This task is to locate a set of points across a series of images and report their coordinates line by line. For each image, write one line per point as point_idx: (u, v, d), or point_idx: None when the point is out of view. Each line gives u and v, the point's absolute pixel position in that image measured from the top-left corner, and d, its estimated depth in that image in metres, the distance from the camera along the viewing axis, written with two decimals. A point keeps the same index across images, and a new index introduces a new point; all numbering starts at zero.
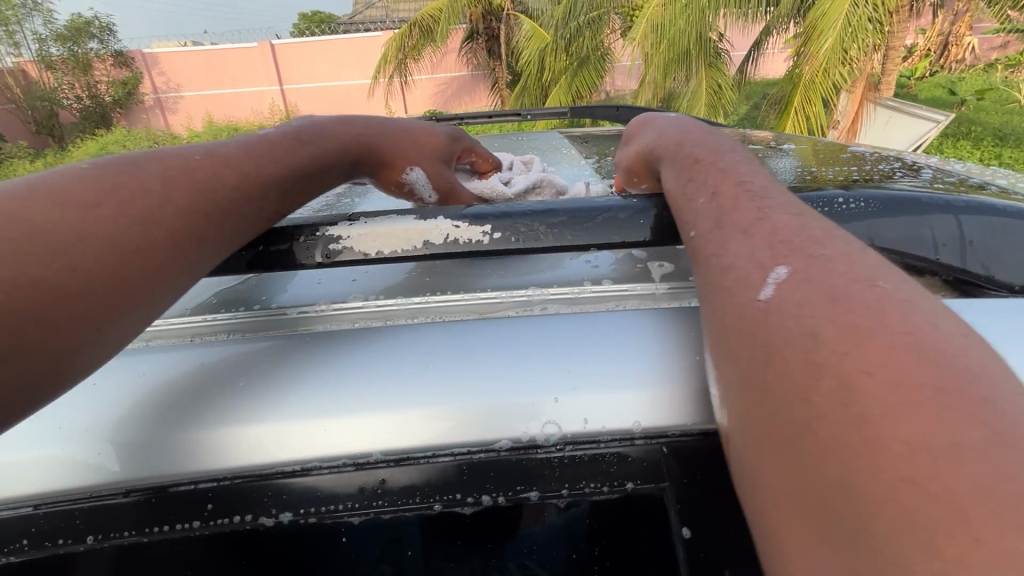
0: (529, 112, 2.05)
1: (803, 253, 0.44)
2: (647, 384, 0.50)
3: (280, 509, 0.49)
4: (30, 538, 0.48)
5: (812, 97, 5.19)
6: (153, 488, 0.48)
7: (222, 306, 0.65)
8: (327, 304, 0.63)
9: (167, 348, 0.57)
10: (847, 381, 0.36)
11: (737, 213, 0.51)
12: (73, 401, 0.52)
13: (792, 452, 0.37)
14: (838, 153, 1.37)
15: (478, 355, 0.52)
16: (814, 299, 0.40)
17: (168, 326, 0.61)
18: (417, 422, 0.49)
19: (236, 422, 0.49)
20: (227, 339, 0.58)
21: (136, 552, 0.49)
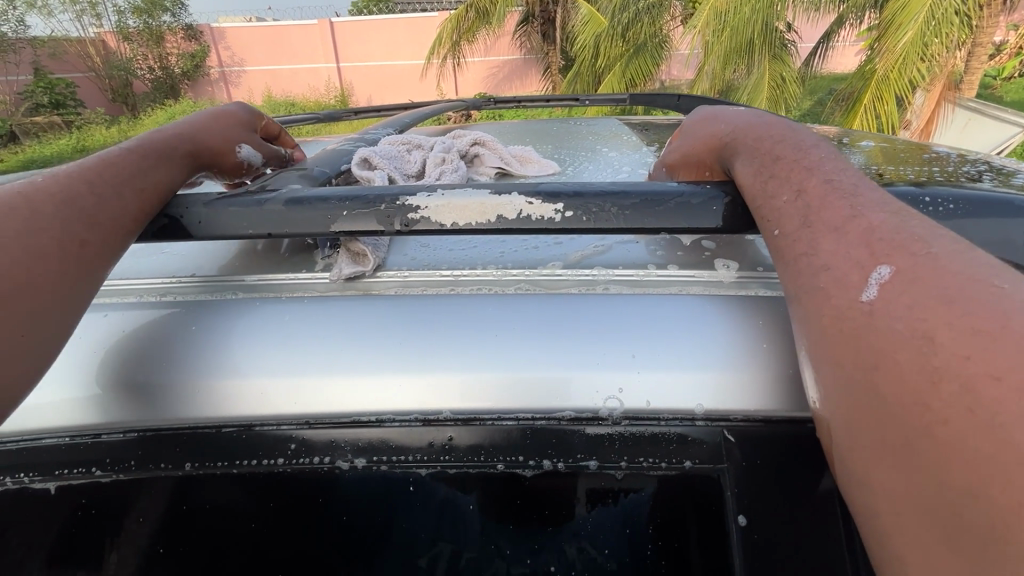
0: (585, 98, 2.04)
1: (908, 252, 0.46)
2: (732, 372, 0.51)
3: (356, 454, 0.53)
4: (137, 460, 0.55)
5: (885, 95, 4.90)
6: (243, 426, 0.54)
7: (303, 266, 0.70)
8: (406, 269, 0.66)
9: (255, 300, 0.62)
10: (969, 384, 0.38)
11: (831, 211, 0.52)
12: (181, 342, 0.58)
13: (910, 454, 0.39)
14: (919, 152, 1.31)
15: (552, 326, 0.55)
16: (932, 303, 0.42)
17: (255, 282, 0.67)
18: (487, 391, 0.52)
19: (317, 375, 0.53)
20: (317, 295, 0.62)
21: (227, 481, 0.55)
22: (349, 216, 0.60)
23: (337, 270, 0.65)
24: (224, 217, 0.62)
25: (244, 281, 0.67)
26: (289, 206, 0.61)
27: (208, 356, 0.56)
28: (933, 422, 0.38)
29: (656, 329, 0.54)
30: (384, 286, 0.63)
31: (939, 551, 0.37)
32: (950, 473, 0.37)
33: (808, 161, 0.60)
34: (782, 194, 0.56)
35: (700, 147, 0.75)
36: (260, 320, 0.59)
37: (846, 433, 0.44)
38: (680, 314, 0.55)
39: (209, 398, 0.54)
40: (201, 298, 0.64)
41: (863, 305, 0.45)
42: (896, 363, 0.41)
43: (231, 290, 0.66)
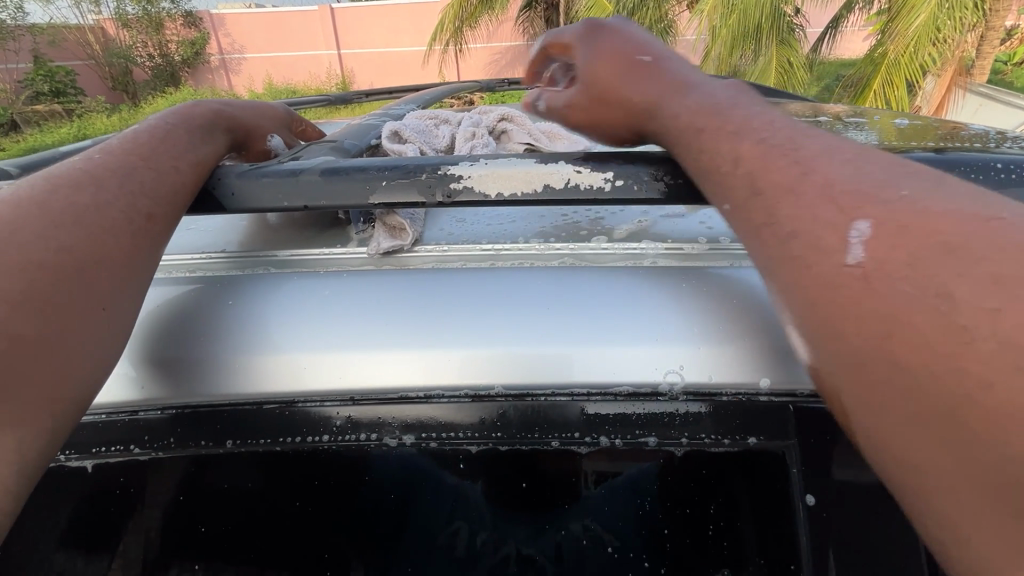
0: (600, 79, 1.99)
1: (880, 200, 0.42)
2: (706, 342, 0.50)
3: (403, 432, 0.53)
4: (176, 437, 0.54)
5: (896, 80, 4.82)
6: (284, 402, 0.53)
7: (338, 243, 0.68)
8: (444, 244, 0.65)
9: (292, 274, 0.61)
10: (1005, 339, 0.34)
11: (777, 170, 0.48)
12: (206, 317, 0.56)
13: (930, 418, 0.37)
14: (953, 129, 1.26)
15: (575, 294, 0.53)
16: (925, 255, 0.38)
17: (288, 257, 0.66)
18: (510, 365, 0.50)
19: (359, 347, 0.52)
20: (360, 267, 0.61)
21: (269, 459, 0.54)
22: (389, 184, 0.57)
23: (371, 246, 0.64)
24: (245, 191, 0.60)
25: (276, 256, 0.67)
26: (326, 176, 0.59)
27: (234, 328, 0.54)
28: (929, 375, 0.36)
29: (658, 298, 0.52)
30: (422, 260, 0.62)
31: (990, 520, 0.35)
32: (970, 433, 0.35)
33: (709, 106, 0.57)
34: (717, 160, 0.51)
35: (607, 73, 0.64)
36: (277, 289, 0.58)
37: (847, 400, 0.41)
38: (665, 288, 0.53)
39: (246, 372, 0.52)
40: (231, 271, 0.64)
41: (853, 270, 0.41)
42: (912, 327, 0.37)
43: (264, 266, 0.65)
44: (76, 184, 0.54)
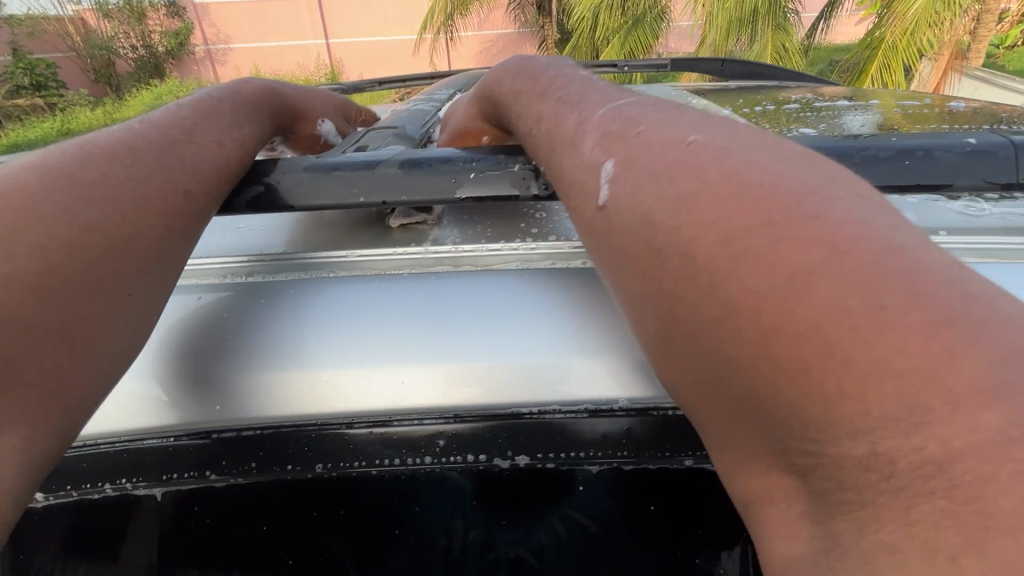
0: (625, 66, 1.94)
1: (625, 138, 0.48)
2: (603, 354, 0.54)
3: (517, 453, 0.60)
4: (258, 462, 0.59)
5: (892, 65, 4.81)
6: (374, 423, 0.57)
7: (414, 239, 0.69)
8: (531, 241, 0.68)
9: (388, 279, 0.63)
10: (687, 255, 0.40)
11: (561, 125, 0.55)
12: (312, 332, 0.56)
13: (671, 324, 0.40)
14: (1008, 117, 1.20)
15: (540, 307, 0.57)
16: (645, 180, 0.44)
17: (366, 260, 0.66)
18: (547, 380, 0.54)
19: (462, 363, 0.54)
20: (443, 270, 0.64)
21: (358, 478, 0.62)
22: (479, 176, 0.53)
23: (458, 249, 0.67)
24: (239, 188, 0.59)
25: (345, 256, 0.67)
26: (408, 168, 0.53)
27: (228, 351, 0.56)
28: (675, 305, 0.40)
29: (602, 303, 0.58)
30: (503, 262, 0.65)
31: (727, 442, 0.40)
32: (702, 344, 0.38)
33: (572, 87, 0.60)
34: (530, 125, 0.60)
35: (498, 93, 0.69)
36: (258, 305, 0.60)
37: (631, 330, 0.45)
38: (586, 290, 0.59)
39: (337, 392, 0.54)
40: (217, 276, 0.66)
41: (598, 207, 0.47)
42: (631, 256, 0.43)
43: (324, 270, 0.65)
44: (113, 163, 0.58)
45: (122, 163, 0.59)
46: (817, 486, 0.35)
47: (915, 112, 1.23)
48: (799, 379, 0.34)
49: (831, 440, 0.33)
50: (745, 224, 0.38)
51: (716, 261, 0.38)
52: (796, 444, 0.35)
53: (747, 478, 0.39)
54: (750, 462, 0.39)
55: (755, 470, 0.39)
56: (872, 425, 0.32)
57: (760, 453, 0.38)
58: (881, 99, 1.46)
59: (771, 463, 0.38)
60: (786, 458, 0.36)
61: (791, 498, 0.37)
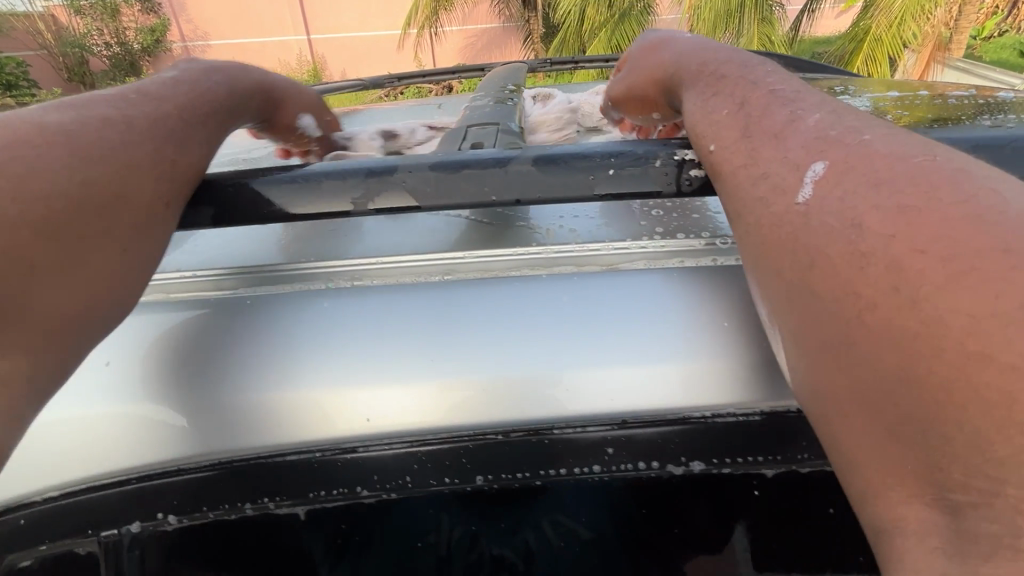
0: None
1: (842, 144, 0.53)
2: (688, 356, 0.56)
3: (690, 460, 0.57)
4: (415, 476, 0.57)
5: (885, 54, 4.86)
6: (539, 432, 0.56)
7: (530, 239, 0.70)
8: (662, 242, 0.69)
9: (530, 281, 0.63)
10: (897, 264, 0.43)
11: (773, 119, 0.59)
12: (482, 340, 0.57)
13: (852, 329, 0.44)
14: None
15: (500, 317, 0.59)
16: (866, 186, 0.48)
17: (494, 260, 0.67)
18: (712, 381, 0.55)
19: (641, 366, 0.55)
20: (573, 272, 0.64)
21: (523, 492, 0.58)
22: (619, 172, 0.51)
23: (584, 246, 0.67)
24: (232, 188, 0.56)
25: (471, 257, 0.67)
26: (542, 164, 0.52)
27: (172, 378, 0.56)
28: (865, 312, 0.44)
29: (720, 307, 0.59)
30: (627, 261, 0.65)
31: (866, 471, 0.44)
32: (883, 353, 0.42)
33: (789, 89, 0.63)
34: (730, 105, 0.64)
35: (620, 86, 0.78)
36: (250, 323, 0.60)
37: (794, 342, 0.49)
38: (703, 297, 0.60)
39: (518, 399, 0.55)
40: (201, 294, 0.65)
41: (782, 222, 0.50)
42: (827, 257, 0.47)
43: (438, 273, 0.64)
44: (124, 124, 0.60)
45: (129, 128, 0.59)
46: (966, 521, 0.39)
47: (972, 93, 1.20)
48: (972, 404, 0.38)
49: (985, 478, 0.38)
50: (977, 247, 0.41)
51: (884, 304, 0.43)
52: (960, 476, 0.39)
53: (887, 503, 0.43)
54: (893, 488, 0.43)
55: (892, 496, 0.43)
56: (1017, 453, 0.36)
57: (904, 473, 0.42)
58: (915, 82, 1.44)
59: (921, 497, 0.41)
60: (939, 489, 0.40)
61: (932, 529, 0.41)
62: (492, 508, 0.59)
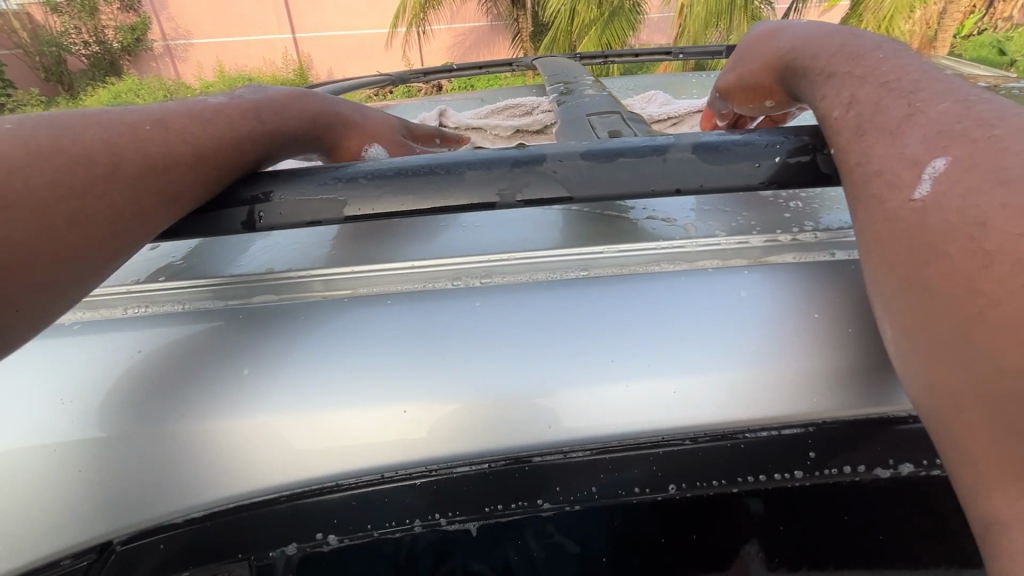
0: (679, 52, 1.84)
1: (966, 139, 0.40)
2: (788, 362, 0.45)
3: (897, 461, 0.48)
4: (601, 486, 0.47)
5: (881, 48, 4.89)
6: (729, 437, 0.46)
7: (644, 233, 0.57)
8: (816, 227, 0.56)
9: (686, 275, 0.51)
10: (1023, 260, 0.33)
11: (885, 114, 0.45)
12: (633, 337, 0.47)
13: (973, 327, 0.35)
14: None
15: (565, 320, 0.48)
16: (989, 187, 0.36)
17: (627, 255, 0.55)
18: (858, 389, 0.45)
19: (786, 361, 0.45)
20: (723, 266, 0.52)
21: (723, 505, 0.48)
22: (783, 160, 0.49)
23: (731, 238, 0.55)
24: (306, 199, 0.50)
25: (605, 252, 0.55)
26: (703, 152, 0.49)
27: (172, 412, 0.45)
28: (989, 306, 0.34)
29: (861, 310, 0.47)
30: (778, 254, 0.53)
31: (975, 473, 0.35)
32: (1007, 351, 0.33)
33: (905, 78, 0.48)
34: (834, 108, 0.50)
35: (732, 78, 0.72)
36: (236, 338, 0.49)
37: (902, 331, 0.39)
38: (819, 293, 0.49)
39: (673, 399, 0.45)
40: (203, 306, 0.54)
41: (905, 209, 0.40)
42: (939, 244, 0.37)
43: (574, 268, 0.54)
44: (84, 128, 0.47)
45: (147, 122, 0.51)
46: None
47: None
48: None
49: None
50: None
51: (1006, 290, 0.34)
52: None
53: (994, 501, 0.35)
54: (1003, 481, 0.34)
55: (1007, 492, 0.34)
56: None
57: (1017, 471, 0.33)
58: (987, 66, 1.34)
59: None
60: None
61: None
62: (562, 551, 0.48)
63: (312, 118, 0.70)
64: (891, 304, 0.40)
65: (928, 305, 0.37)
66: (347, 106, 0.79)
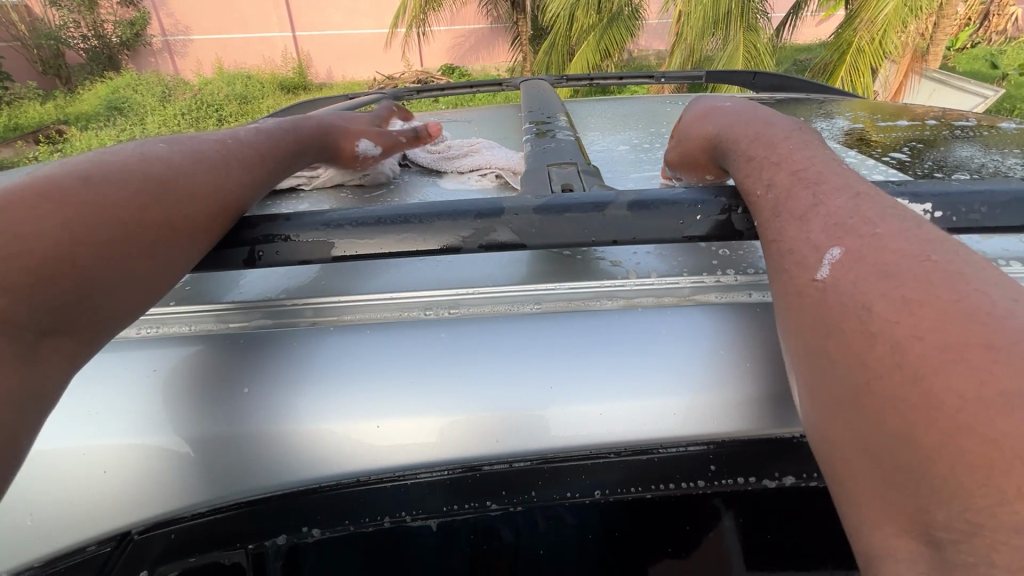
0: (661, 75, 1.93)
1: (856, 233, 0.46)
2: (704, 394, 0.53)
3: (783, 473, 0.56)
4: (538, 489, 0.55)
5: (860, 66, 5.03)
6: (645, 451, 0.55)
7: (586, 273, 0.66)
8: (735, 273, 0.65)
9: (618, 313, 0.60)
10: (899, 344, 0.39)
11: (795, 201, 0.52)
12: (558, 372, 0.55)
13: (862, 395, 0.40)
14: None
15: (525, 356, 0.56)
16: (869, 278, 0.43)
17: (571, 292, 0.64)
18: (750, 414, 0.54)
19: (687, 391, 0.53)
20: (649, 304, 0.61)
21: (639, 507, 0.56)
22: (704, 218, 0.58)
23: (662, 280, 0.64)
24: (305, 242, 0.59)
25: (552, 289, 0.64)
26: (635, 210, 0.57)
27: (201, 423, 0.53)
28: (875, 378, 0.39)
29: (753, 349, 0.56)
30: (703, 294, 0.62)
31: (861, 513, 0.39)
32: (885, 417, 0.38)
33: (814, 170, 0.55)
34: (756, 188, 0.57)
35: (675, 154, 0.82)
36: (230, 362, 0.57)
37: (809, 389, 0.44)
38: (731, 331, 0.57)
39: (590, 429, 0.53)
40: (202, 328, 0.62)
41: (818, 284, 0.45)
42: (841, 326, 0.42)
43: (527, 302, 0.62)
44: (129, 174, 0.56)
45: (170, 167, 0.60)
46: (947, 553, 0.34)
47: (970, 139, 1.21)
48: (960, 469, 0.34)
49: (967, 518, 0.34)
50: (963, 339, 0.37)
51: (889, 363, 0.39)
52: (939, 513, 0.35)
53: (874, 537, 0.38)
54: (883, 522, 0.38)
55: (884, 528, 0.37)
56: (997, 505, 0.32)
57: (891, 512, 0.37)
58: (930, 113, 1.46)
59: (904, 527, 0.36)
60: (921, 526, 0.36)
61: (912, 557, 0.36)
62: (508, 549, 0.57)
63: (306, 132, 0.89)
64: (798, 366, 0.45)
65: (833, 366, 0.42)
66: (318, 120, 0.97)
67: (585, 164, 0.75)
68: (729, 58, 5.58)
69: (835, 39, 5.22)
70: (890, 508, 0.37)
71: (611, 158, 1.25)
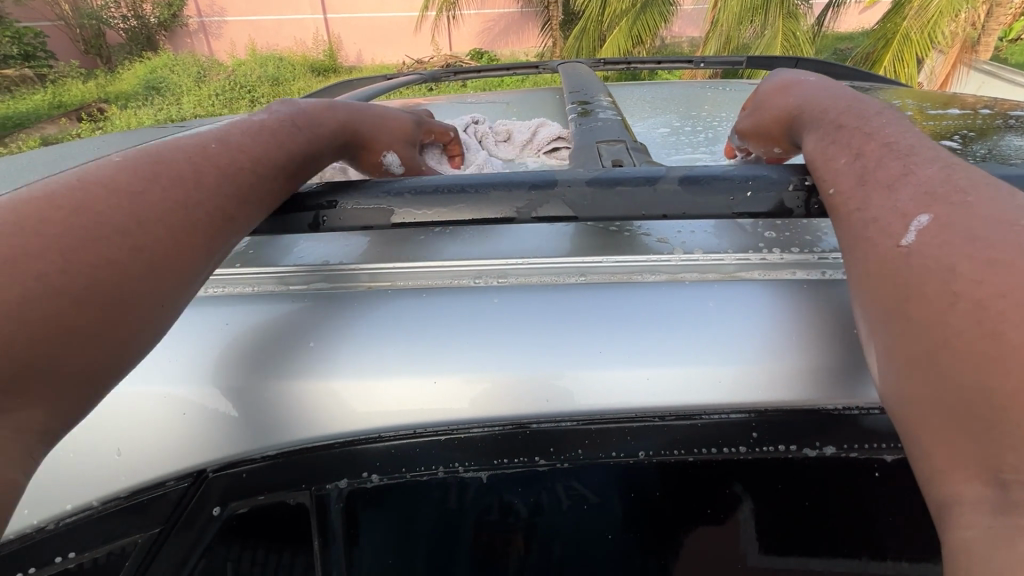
0: (700, 61, 1.90)
1: (946, 201, 0.47)
2: (751, 363, 0.55)
3: (824, 443, 0.58)
4: (584, 448, 0.58)
5: (907, 56, 4.83)
6: (688, 415, 0.57)
7: (634, 246, 0.68)
8: (777, 251, 0.66)
9: (663, 286, 0.61)
10: (982, 303, 0.40)
11: (885, 170, 0.53)
12: (622, 336, 0.57)
13: (939, 353, 0.41)
14: None
15: (573, 321, 0.58)
16: (961, 241, 0.43)
17: (619, 264, 0.65)
18: (793, 384, 0.55)
19: (729, 362, 0.55)
20: (694, 279, 0.62)
21: (680, 470, 0.59)
22: (755, 195, 0.59)
23: (708, 256, 0.65)
24: (358, 207, 0.62)
25: (602, 262, 0.66)
26: (685, 185, 0.59)
27: (269, 370, 0.57)
28: (956, 338, 0.40)
29: (804, 323, 0.57)
30: (747, 271, 0.63)
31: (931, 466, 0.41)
32: (961, 374, 0.39)
33: (901, 145, 0.56)
34: (843, 156, 0.57)
35: (747, 124, 0.82)
36: (293, 320, 0.61)
37: (883, 351, 0.45)
38: (786, 305, 0.59)
39: (653, 389, 0.55)
40: (267, 290, 0.66)
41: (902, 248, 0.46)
42: (923, 288, 0.43)
43: (574, 273, 0.65)
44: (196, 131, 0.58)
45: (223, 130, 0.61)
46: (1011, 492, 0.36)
47: None
48: None
49: None
50: None
51: (970, 320, 0.40)
52: (1012, 458, 0.37)
53: (940, 484, 0.40)
54: (953, 470, 0.40)
55: (953, 476, 0.39)
56: None
57: (958, 457, 0.39)
58: (986, 103, 1.42)
59: (974, 472, 0.38)
60: (990, 470, 0.38)
61: (979, 500, 0.38)
62: (563, 503, 0.60)
63: (336, 125, 0.75)
64: (870, 330, 0.47)
65: (909, 327, 0.43)
66: (376, 122, 0.83)
67: (631, 142, 0.77)
68: (767, 45, 5.42)
69: (879, 27, 5.03)
70: (957, 457, 0.39)
71: (651, 140, 1.25)
